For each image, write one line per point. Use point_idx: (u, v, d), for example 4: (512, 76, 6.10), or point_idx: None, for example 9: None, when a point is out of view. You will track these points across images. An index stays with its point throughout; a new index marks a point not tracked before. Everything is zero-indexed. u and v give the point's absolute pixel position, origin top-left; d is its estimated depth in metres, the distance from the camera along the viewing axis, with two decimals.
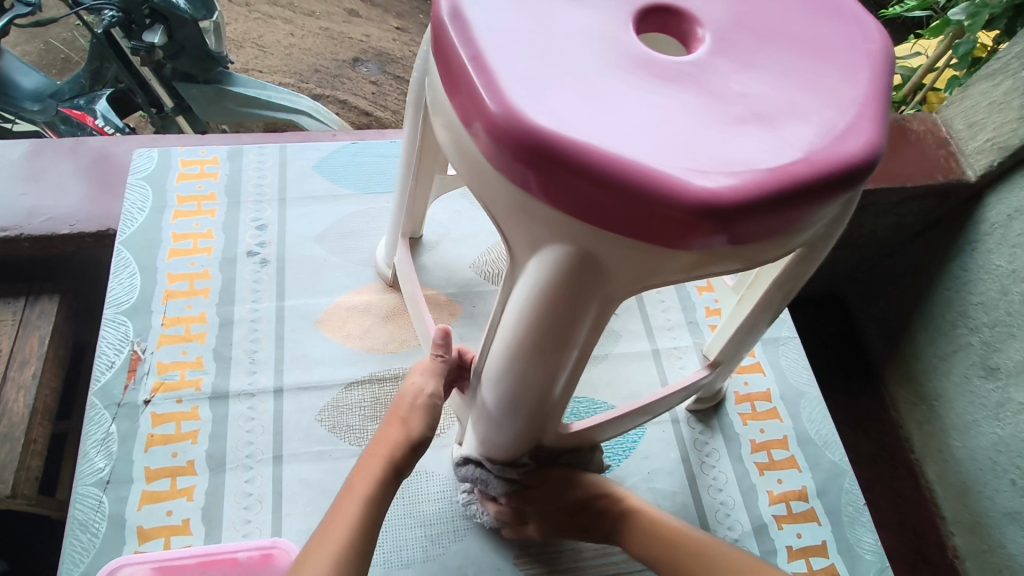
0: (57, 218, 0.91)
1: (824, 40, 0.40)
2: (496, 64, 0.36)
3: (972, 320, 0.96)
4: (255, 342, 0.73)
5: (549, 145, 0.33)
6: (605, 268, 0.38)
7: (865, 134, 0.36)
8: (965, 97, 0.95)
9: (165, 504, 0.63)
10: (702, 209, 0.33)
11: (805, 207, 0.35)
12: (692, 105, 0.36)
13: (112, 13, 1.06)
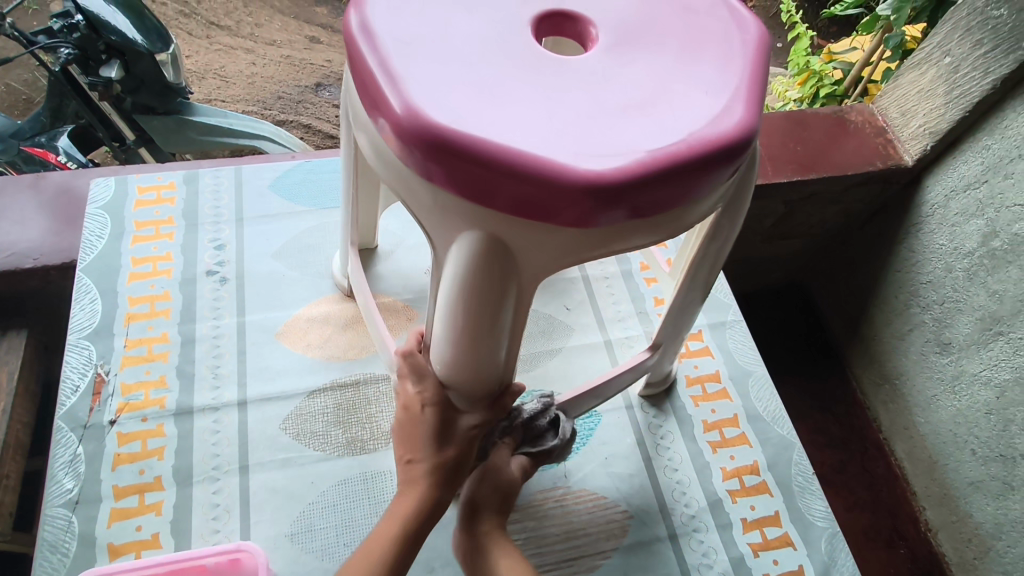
0: (20, 253, 0.92)
1: (704, 32, 0.45)
2: (401, 71, 0.39)
3: (924, 299, 1.00)
4: (217, 357, 0.75)
5: (451, 140, 0.37)
6: (517, 250, 0.41)
7: (739, 113, 0.40)
8: (898, 86, 1.00)
9: (134, 520, 0.64)
10: (592, 188, 0.36)
11: (690, 182, 0.39)
12: (582, 97, 0.40)
13: (68, 51, 1.09)
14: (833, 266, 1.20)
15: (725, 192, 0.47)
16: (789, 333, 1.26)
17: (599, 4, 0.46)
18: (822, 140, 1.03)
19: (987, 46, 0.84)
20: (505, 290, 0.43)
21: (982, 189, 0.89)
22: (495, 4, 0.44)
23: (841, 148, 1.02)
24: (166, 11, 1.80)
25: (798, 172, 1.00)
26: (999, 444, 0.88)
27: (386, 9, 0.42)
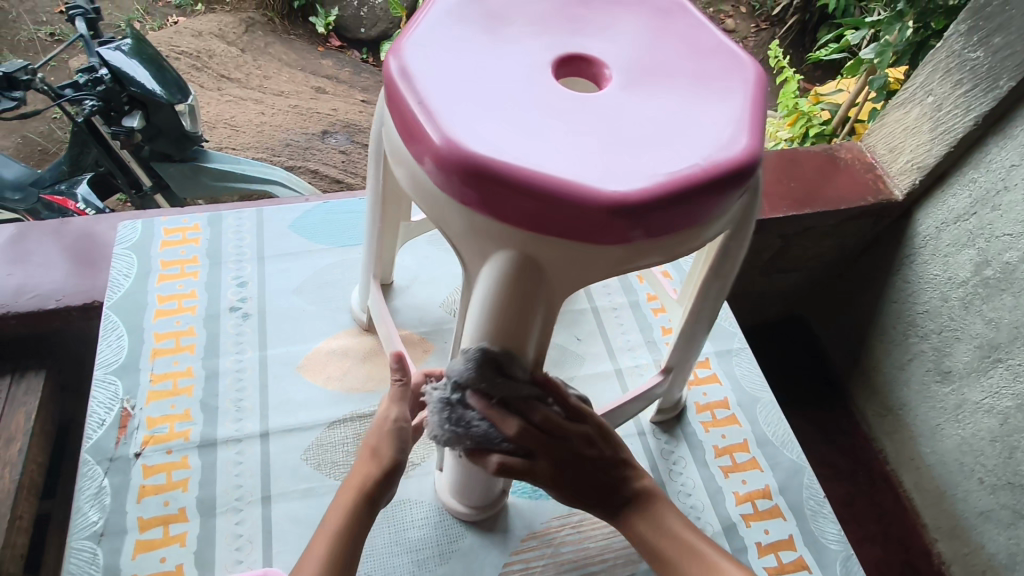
0: (44, 295, 0.95)
1: (708, 70, 0.49)
2: (439, 109, 0.43)
3: (921, 328, 1.03)
4: (241, 391, 0.77)
5: (484, 166, 0.40)
6: (544, 268, 0.44)
7: (745, 142, 0.44)
8: (884, 124, 1.06)
9: (158, 552, 0.65)
10: (615, 207, 0.40)
11: (701, 205, 0.43)
12: (603, 130, 0.44)
13: (92, 103, 1.15)
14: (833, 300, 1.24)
15: (731, 219, 0.51)
16: (792, 363, 1.29)
17: (613, 45, 0.50)
18: (814, 176, 1.08)
19: (966, 86, 0.90)
20: (532, 307, 0.46)
21: (971, 221, 0.94)
22: (519, 46, 0.48)
23: (833, 184, 1.07)
24: (179, 64, 1.88)
25: (794, 208, 1.04)
26: (1006, 472, 0.89)
27: (423, 53, 0.46)
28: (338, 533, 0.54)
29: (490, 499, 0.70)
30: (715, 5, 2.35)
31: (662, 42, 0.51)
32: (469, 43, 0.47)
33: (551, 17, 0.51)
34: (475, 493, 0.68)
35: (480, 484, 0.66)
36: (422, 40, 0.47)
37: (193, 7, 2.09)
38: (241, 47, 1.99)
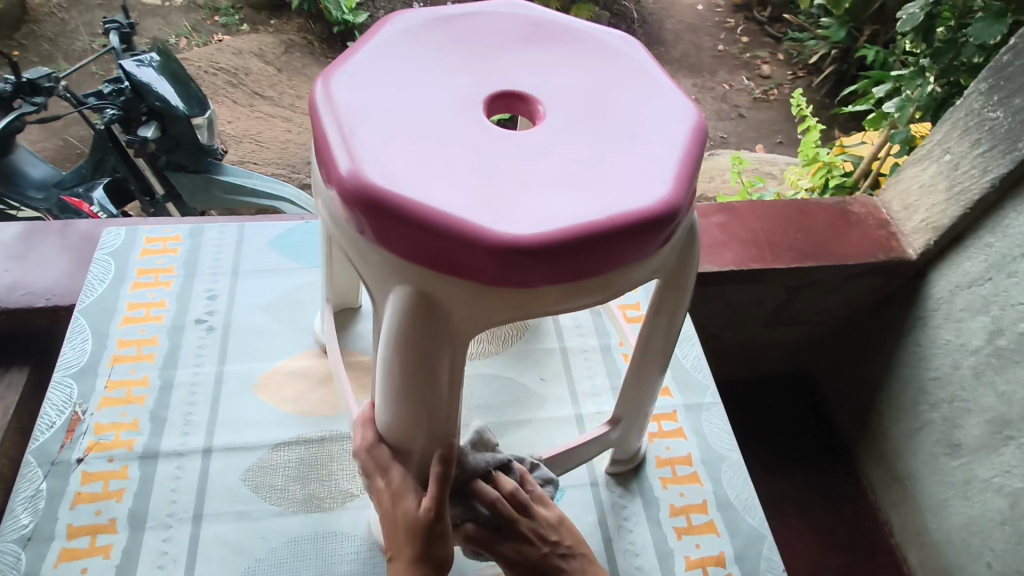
0: (35, 292, 0.99)
1: (647, 112, 0.47)
2: (349, 137, 0.42)
3: (932, 397, 1.03)
4: (192, 405, 0.76)
5: (381, 198, 0.39)
6: (445, 307, 0.43)
7: (668, 188, 0.42)
8: (900, 181, 1.08)
9: (81, 562, 0.65)
10: (511, 249, 0.38)
11: (612, 251, 0.41)
12: (519, 168, 0.42)
13: (114, 112, 1.20)
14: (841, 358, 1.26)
15: (663, 264, 0.49)
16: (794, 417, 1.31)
17: (552, 82, 0.48)
18: (823, 229, 1.11)
19: (983, 145, 0.90)
20: (437, 346, 0.45)
21: (986, 286, 0.93)
22: (451, 78, 0.47)
23: (843, 238, 1.10)
24: (215, 80, 1.96)
25: (798, 260, 1.08)
26: (1016, 558, 0.86)
27: (347, 79, 0.45)
28: None
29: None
30: (750, 51, 2.34)
31: (604, 82, 0.49)
32: (401, 73, 0.46)
33: (490, 50, 0.50)
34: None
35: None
36: (350, 65, 0.46)
37: (238, 27, 2.20)
38: (278, 66, 2.06)
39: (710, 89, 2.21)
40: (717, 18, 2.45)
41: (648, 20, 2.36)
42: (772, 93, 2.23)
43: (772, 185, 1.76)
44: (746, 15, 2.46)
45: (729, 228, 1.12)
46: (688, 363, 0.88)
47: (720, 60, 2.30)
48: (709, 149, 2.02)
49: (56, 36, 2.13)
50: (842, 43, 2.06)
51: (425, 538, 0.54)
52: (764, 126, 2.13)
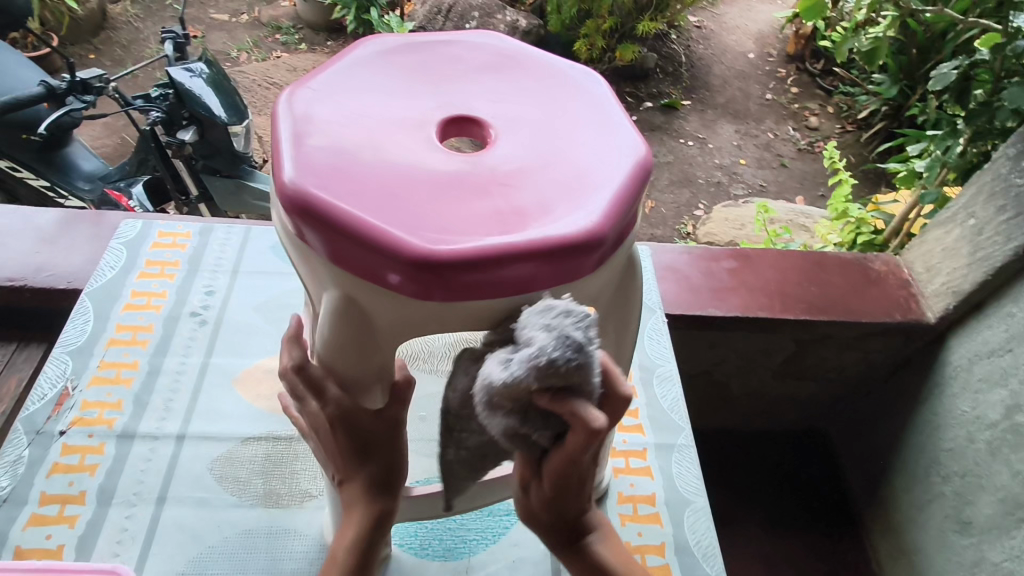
0: (59, 275, 1.06)
1: (590, 150, 0.49)
2: (299, 145, 0.45)
3: (944, 471, 1.08)
4: (174, 392, 0.80)
5: (313, 203, 0.41)
6: (367, 309, 0.44)
7: (592, 220, 0.43)
8: (923, 243, 1.15)
9: (47, 529, 0.68)
10: (421, 260, 0.40)
11: (533, 274, 0.42)
12: (450, 189, 0.44)
13: (157, 114, 1.30)
14: (857, 415, 1.33)
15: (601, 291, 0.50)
16: (802, 468, 1.39)
17: (508, 114, 0.51)
18: (840, 284, 1.17)
19: (1008, 212, 0.96)
20: (362, 345, 0.46)
21: (1006, 357, 0.97)
22: (410, 105, 0.50)
23: (862, 298, 1.15)
24: (268, 94, 2.08)
25: (809, 312, 1.13)
26: None
27: (312, 97, 0.49)
28: None
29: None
30: (800, 101, 2.34)
31: (556, 117, 0.52)
32: (365, 95, 0.50)
33: (456, 82, 0.53)
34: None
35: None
36: (319, 85, 0.50)
37: (296, 45, 2.34)
38: None
39: (753, 136, 2.20)
40: (767, 68, 2.48)
41: (696, 64, 2.45)
42: (819, 145, 2.18)
43: (801, 236, 1.72)
44: (798, 66, 2.47)
45: (740, 274, 1.19)
46: (664, 403, 0.88)
47: (766, 109, 2.31)
48: (746, 196, 1.98)
49: (129, 43, 2.31)
50: (892, 100, 2.04)
51: (379, 454, 0.53)
52: (808, 177, 2.07)
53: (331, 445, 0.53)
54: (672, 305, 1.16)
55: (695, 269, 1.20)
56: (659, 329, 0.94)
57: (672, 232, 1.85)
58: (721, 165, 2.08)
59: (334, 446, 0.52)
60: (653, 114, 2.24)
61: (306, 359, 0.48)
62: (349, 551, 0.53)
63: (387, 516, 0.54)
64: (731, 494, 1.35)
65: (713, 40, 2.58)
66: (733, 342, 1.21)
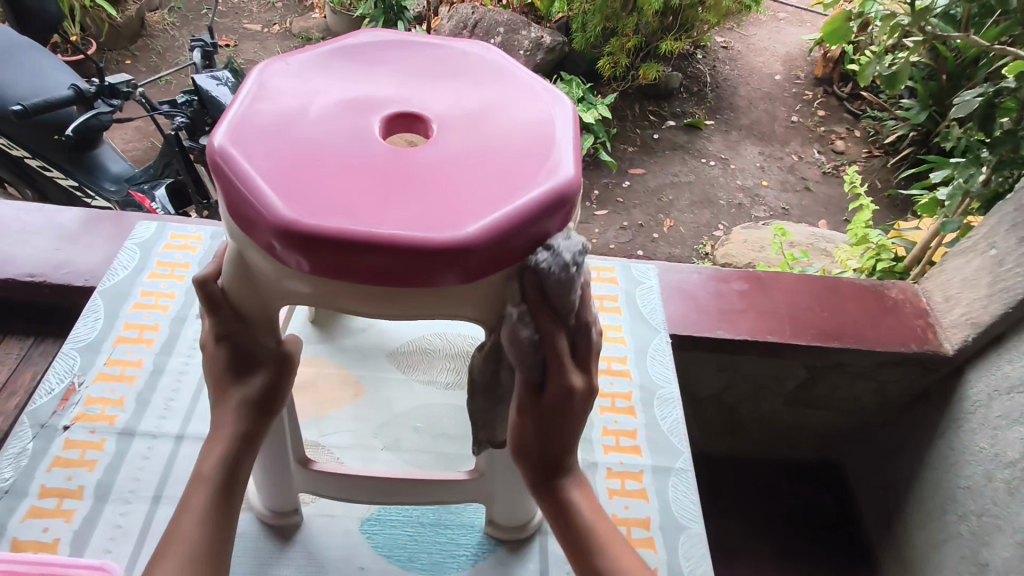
0: (77, 273, 1.09)
1: (509, 168, 0.54)
2: (249, 118, 0.55)
3: (961, 507, 1.04)
4: (175, 391, 0.81)
5: (230, 167, 0.51)
6: (250, 264, 0.53)
7: (458, 222, 0.49)
8: (943, 273, 1.12)
9: (44, 522, 0.69)
10: (287, 228, 0.48)
11: (384, 260, 0.48)
12: (349, 175, 0.52)
13: (182, 120, 1.32)
14: (873, 450, 1.29)
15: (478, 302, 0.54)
16: (815, 502, 1.35)
17: (454, 120, 0.58)
18: (856, 312, 1.15)
19: None
20: (254, 295, 0.55)
21: None
22: (366, 101, 0.58)
23: (877, 327, 1.13)
24: None
25: (820, 338, 1.11)
26: None
27: (285, 80, 0.59)
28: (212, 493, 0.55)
29: (285, 509, 0.73)
30: (826, 125, 2.30)
31: (498, 125, 0.58)
32: (332, 83, 0.60)
33: (420, 85, 0.61)
34: (269, 496, 0.72)
35: (268, 485, 0.71)
36: (296, 71, 0.61)
37: None
38: None
39: (778, 158, 2.18)
40: (794, 90, 2.45)
41: (721, 85, 2.45)
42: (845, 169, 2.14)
43: (820, 262, 1.68)
44: (825, 90, 2.45)
45: (750, 297, 1.18)
46: (664, 425, 0.87)
47: (792, 131, 2.29)
48: (767, 219, 1.96)
49: (165, 49, 2.39)
50: (920, 126, 2.00)
51: (265, 376, 0.58)
52: (833, 203, 2.04)
53: (215, 363, 0.58)
54: (680, 325, 1.15)
55: (706, 289, 1.19)
56: (662, 350, 0.94)
57: (691, 251, 1.84)
58: (743, 187, 2.06)
59: (217, 363, 0.57)
60: (675, 133, 2.24)
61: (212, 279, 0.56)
62: (219, 466, 0.55)
63: (256, 437, 0.58)
64: (740, 525, 1.32)
65: (739, 61, 2.57)
66: (741, 366, 1.19)
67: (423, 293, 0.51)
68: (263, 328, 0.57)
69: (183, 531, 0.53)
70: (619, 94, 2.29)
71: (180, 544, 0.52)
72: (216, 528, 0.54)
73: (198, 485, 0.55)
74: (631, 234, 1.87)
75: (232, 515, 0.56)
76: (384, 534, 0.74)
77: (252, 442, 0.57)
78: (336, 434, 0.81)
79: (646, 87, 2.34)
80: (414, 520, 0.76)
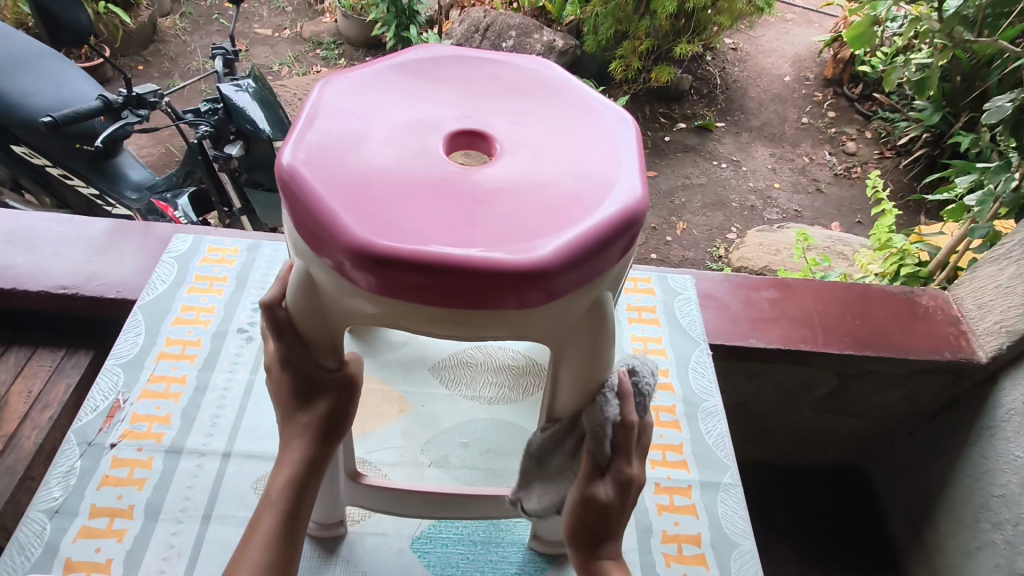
0: (108, 285, 1.08)
1: (578, 187, 0.51)
2: (310, 130, 0.52)
3: (996, 516, 1.01)
4: (220, 407, 0.81)
5: (294, 179, 0.48)
6: (316, 282, 0.50)
7: (535, 243, 0.46)
8: (976, 279, 1.11)
9: (96, 542, 0.68)
10: (356, 247, 0.45)
11: (457, 284, 0.45)
12: (418, 192, 0.49)
13: (206, 129, 1.31)
14: (900, 457, 1.26)
15: (551, 327, 0.52)
16: (840, 506, 1.32)
17: (518, 138, 0.55)
18: (888, 319, 1.13)
19: None
20: (318, 319, 0.53)
21: None
22: (425, 117, 0.56)
23: (911, 334, 1.11)
24: None
25: (854, 346, 1.09)
26: None
27: (344, 90, 0.57)
28: (283, 518, 0.54)
29: (330, 521, 0.72)
30: (837, 126, 2.29)
31: (564, 142, 0.55)
32: (389, 98, 0.57)
33: (480, 100, 0.58)
34: (315, 509, 0.71)
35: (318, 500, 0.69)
36: (355, 80, 0.58)
37: (335, 61, 2.39)
38: None
39: (789, 160, 2.17)
40: (804, 91, 2.43)
41: (732, 87, 2.43)
42: (857, 171, 2.12)
43: (840, 265, 1.66)
44: (836, 90, 2.43)
45: (782, 305, 1.15)
46: (709, 440, 0.88)
47: (803, 133, 2.27)
48: (780, 221, 1.95)
49: (176, 55, 2.39)
50: (933, 128, 1.98)
51: (329, 399, 0.57)
52: (845, 205, 2.02)
53: (278, 385, 0.57)
54: (711, 335, 1.12)
55: (735, 298, 1.17)
56: (704, 362, 0.95)
57: (704, 254, 1.83)
58: (756, 189, 2.05)
59: (283, 387, 0.56)
60: (686, 136, 2.22)
61: (276, 303, 0.53)
62: (285, 490, 0.55)
63: (323, 463, 0.58)
64: (763, 531, 1.29)
65: (748, 62, 2.56)
66: (773, 374, 1.16)
67: (491, 318, 0.48)
68: (326, 351, 0.55)
69: (248, 556, 0.52)
70: (629, 96, 2.27)
71: (247, 569, 0.51)
72: (280, 554, 0.53)
73: (266, 508, 0.55)
74: (644, 237, 1.86)
75: (296, 540, 0.55)
76: (435, 553, 0.74)
77: (318, 467, 0.57)
78: (384, 450, 0.81)
79: (657, 90, 2.33)
80: (464, 537, 0.76)
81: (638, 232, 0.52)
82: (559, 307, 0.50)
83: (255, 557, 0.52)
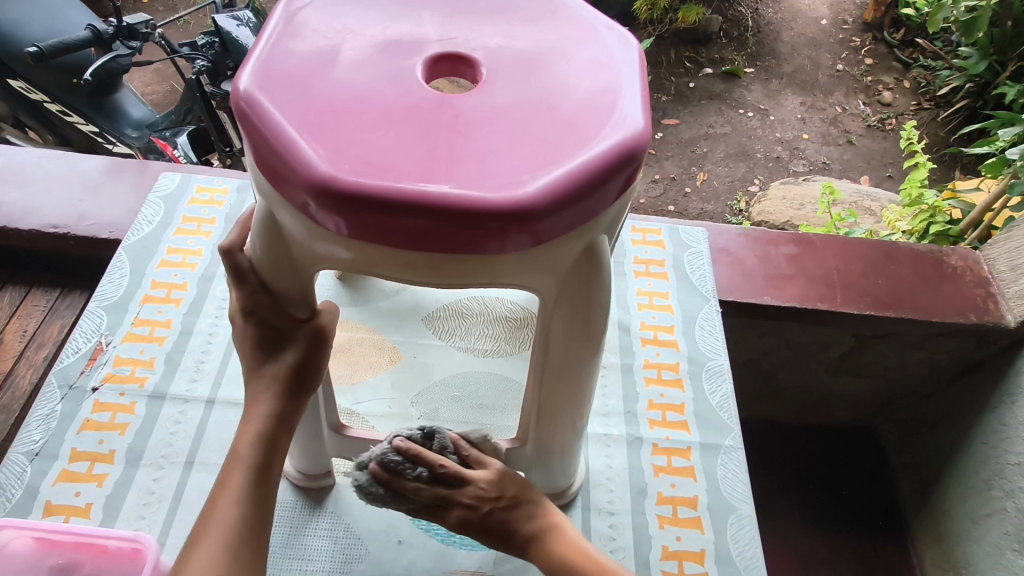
0: (101, 225, 1.05)
1: (572, 119, 0.45)
2: (271, 52, 0.47)
3: (1008, 483, 0.97)
4: (205, 354, 0.79)
5: (251, 107, 0.43)
6: (281, 225, 0.46)
7: (519, 179, 0.41)
8: (1010, 238, 1.04)
9: (76, 486, 0.67)
10: (317, 182, 0.40)
11: (431, 224, 0.40)
12: (389, 122, 0.44)
13: (203, 63, 1.23)
14: (913, 420, 1.21)
15: (540, 277, 0.48)
16: (847, 466, 1.27)
17: (507, 62, 0.49)
18: (911, 277, 1.06)
19: None
20: (286, 268, 0.49)
21: None
22: (403, 37, 0.50)
23: (935, 294, 1.04)
24: None
25: (874, 306, 1.03)
26: None
27: (312, 8, 0.51)
28: (254, 475, 0.53)
29: (316, 471, 0.71)
30: (874, 74, 2.13)
31: (558, 66, 0.49)
32: (363, 17, 0.51)
33: (467, 20, 0.52)
34: (299, 459, 0.69)
35: (298, 450, 0.67)
36: None
37: None
38: None
39: (821, 109, 2.04)
40: (841, 36, 2.27)
41: (764, 28, 2.24)
42: (890, 123, 2.00)
43: (867, 222, 1.57)
44: (875, 36, 2.26)
45: (801, 262, 1.08)
46: (712, 400, 0.84)
47: (836, 80, 2.12)
48: (805, 173, 1.85)
49: None
50: (977, 78, 1.84)
51: (301, 351, 0.55)
52: (876, 158, 1.91)
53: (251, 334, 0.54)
54: (723, 292, 1.06)
55: (751, 253, 1.10)
56: (712, 320, 0.91)
57: (724, 207, 1.75)
58: (782, 140, 1.94)
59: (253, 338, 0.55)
60: (713, 82, 2.09)
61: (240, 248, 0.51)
62: (253, 446, 0.54)
63: (292, 418, 0.57)
64: (763, 487, 1.26)
65: (784, 3, 2.35)
66: (786, 333, 1.11)
67: (472, 263, 0.43)
68: (297, 299, 0.52)
69: (219, 511, 0.51)
70: (654, 38, 2.12)
71: (214, 531, 0.50)
72: (252, 512, 0.52)
73: (233, 465, 0.53)
74: (662, 188, 1.78)
75: (267, 502, 0.54)
76: None
77: (286, 423, 0.55)
78: (372, 402, 0.78)
79: (684, 31, 2.15)
80: None
81: (639, 168, 0.46)
82: (549, 253, 0.45)
83: (225, 516, 0.51)
